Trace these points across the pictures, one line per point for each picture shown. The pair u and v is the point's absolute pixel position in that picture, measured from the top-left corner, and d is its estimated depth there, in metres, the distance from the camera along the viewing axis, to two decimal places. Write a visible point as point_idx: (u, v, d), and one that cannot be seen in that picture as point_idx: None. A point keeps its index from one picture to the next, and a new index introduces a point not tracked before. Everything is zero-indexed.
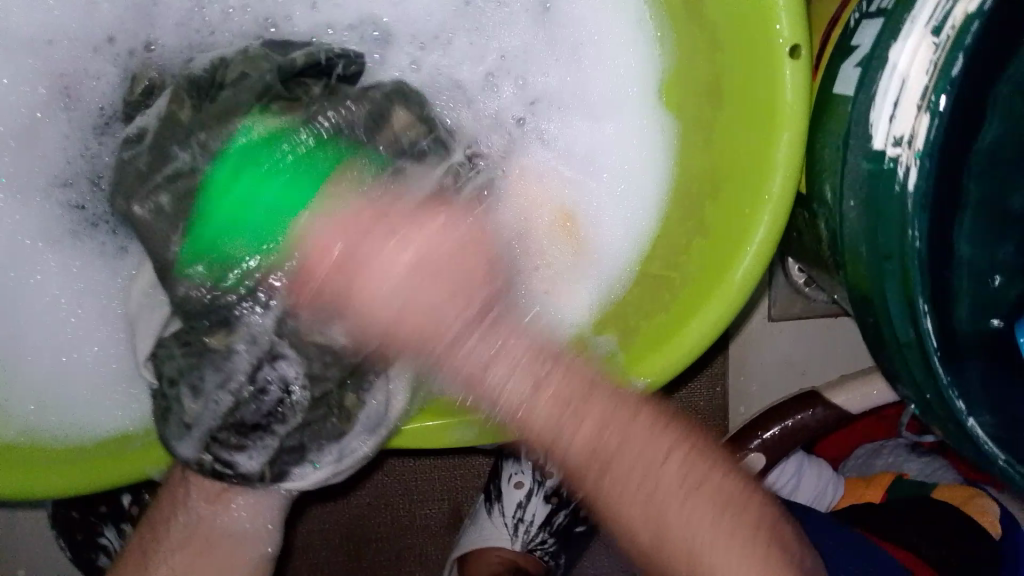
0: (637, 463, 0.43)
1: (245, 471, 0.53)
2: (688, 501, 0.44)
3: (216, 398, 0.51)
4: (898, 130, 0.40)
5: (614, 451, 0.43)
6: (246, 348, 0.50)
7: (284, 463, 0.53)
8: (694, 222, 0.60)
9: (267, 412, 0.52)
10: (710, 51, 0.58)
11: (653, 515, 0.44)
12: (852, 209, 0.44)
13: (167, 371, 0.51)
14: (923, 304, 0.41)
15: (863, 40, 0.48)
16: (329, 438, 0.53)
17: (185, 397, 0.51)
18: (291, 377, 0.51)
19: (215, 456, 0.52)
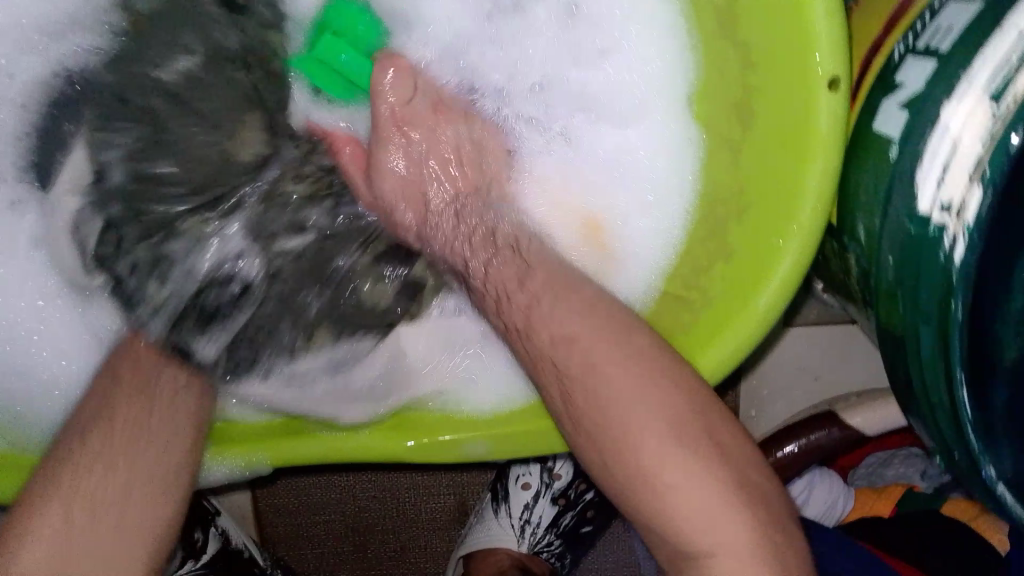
0: (596, 368, 0.49)
1: (201, 358, 0.62)
2: (655, 433, 0.47)
3: (180, 285, 0.65)
4: (945, 196, 0.38)
5: (585, 347, 0.50)
6: (214, 247, 0.67)
7: (237, 356, 0.64)
8: (717, 242, 0.58)
9: (223, 302, 0.66)
10: (741, 70, 0.55)
11: (596, 398, 0.49)
12: (891, 266, 0.43)
13: (119, 270, 0.64)
14: (961, 373, 0.39)
15: (909, 78, 0.46)
16: (277, 350, 0.65)
17: (153, 285, 0.64)
18: (250, 272, 0.67)
19: (177, 343, 0.62)
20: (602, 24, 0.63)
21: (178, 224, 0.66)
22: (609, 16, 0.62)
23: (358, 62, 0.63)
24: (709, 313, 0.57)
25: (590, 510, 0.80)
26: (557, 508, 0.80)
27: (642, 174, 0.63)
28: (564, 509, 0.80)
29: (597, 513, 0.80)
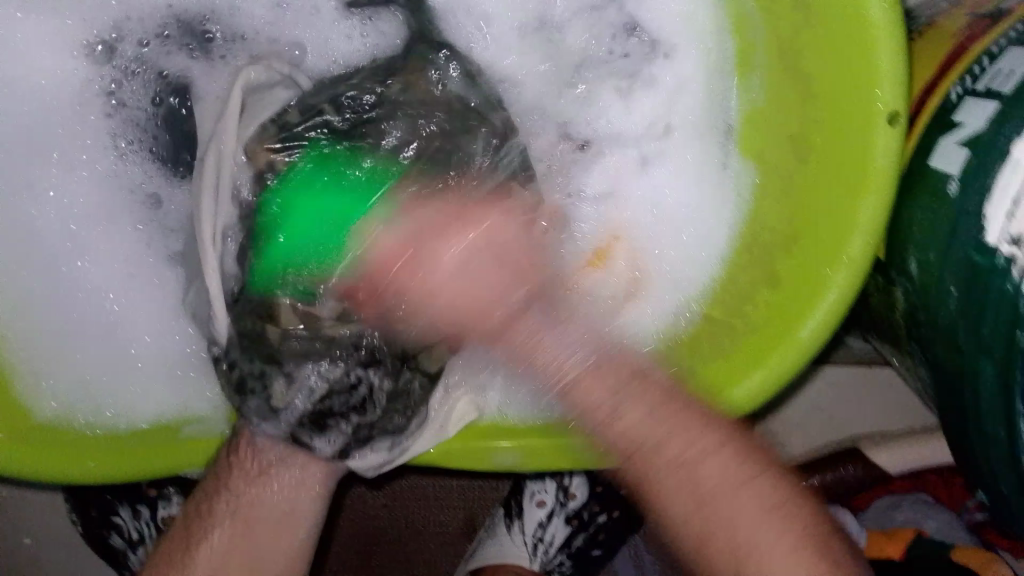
0: (682, 460, 0.48)
1: (319, 450, 0.58)
2: (742, 493, 0.48)
3: (308, 385, 0.55)
4: (1014, 228, 0.40)
5: (669, 437, 0.48)
6: (344, 355, 0.55)
7: (349, 447, 0.58)
8: (764, 269, 0.59)
9: (352, 405, 0.57)
10: (798, 102, 0.57)
11: (708, 508, 0.47)
12: (951, 298, 0.43)
13: (240, 364, 0.55)
14: (1020, 405, 0.40)
15: (969, 118, 0.48)
16: (389, 430, 0.58)
17: (276, 384, 0.55)
18: (377, 382, 0.57)
19: (298, 438, 0.57)
20: (651, 43, 0.65)
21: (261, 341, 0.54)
22: (661, 32, 0.64)
23: (330, 233, 0.52)
24: (751, 338, 0.57)
25: (602, 533, 0.80)
26: (569, 529, 0.80)
27: (674, 201, 0.65)
28: (576, 530, 0.80)
29: (608, 535, 0.80)
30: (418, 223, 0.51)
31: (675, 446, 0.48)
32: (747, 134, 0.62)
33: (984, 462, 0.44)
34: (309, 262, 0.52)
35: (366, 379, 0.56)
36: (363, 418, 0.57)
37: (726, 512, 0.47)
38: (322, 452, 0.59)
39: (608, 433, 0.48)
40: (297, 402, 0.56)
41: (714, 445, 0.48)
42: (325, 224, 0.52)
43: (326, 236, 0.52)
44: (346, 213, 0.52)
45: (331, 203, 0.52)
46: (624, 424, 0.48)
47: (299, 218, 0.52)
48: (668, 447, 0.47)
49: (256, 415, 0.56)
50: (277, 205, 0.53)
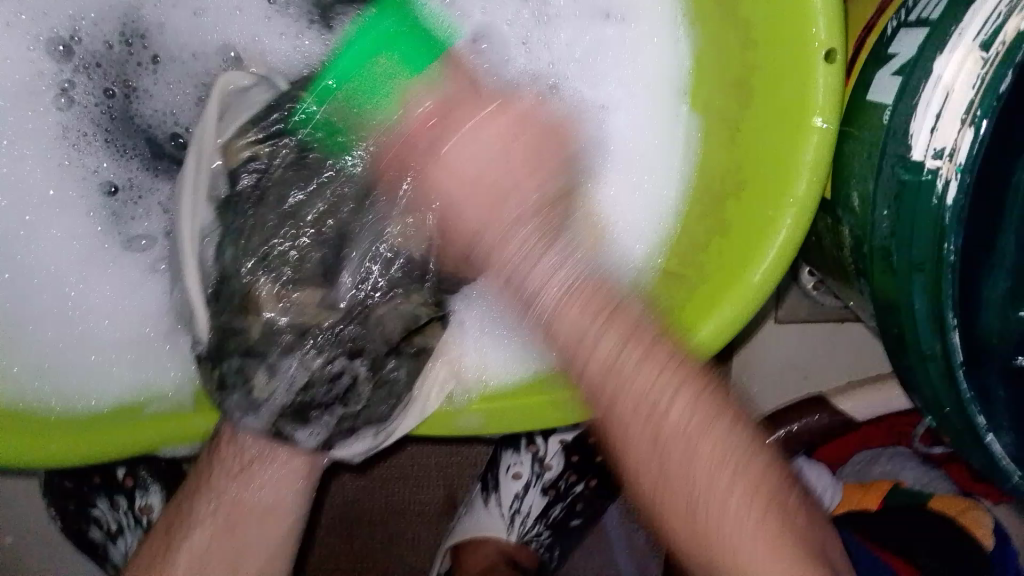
0: (648, 390, 0.45)
1: (301, 443, 0.58)
2: (700, 440, 0.45)
3: (292, 373, 0.56)
4: (939, 142, 0.40)
5: (628, 376, 0.45)
6: (329, 346, 0.57)
7: (333, 438, 0.57)
8: (716, 218, 0.59)
9: (336, 395, 0.57)
10: (739, 50, 0.57)
11: (669, 468, 0.45)
12: (885, 220, 0.44)
13: (227, 362, 0.55)
14: (951, 317, 0.41)
15: (902, 48, 0.48)
16: (380, 415, 0.57)
17: (259, 375, 0.55)
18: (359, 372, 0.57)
19: (279, 429, 0.57)
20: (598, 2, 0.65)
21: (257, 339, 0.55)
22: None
23: (377, 43, 0.54)
24: (704, 286, 0.58)
25: (579, 503, 0.80)
26: (546, 498, 0.80)
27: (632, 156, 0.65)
28: (553, 499, 0.80)
29: (587, 506, 0.81)
30: (459, 89, 0.51)
31: (637, 376, 0.45)
32: (700, 85, 0.62)
33: (927, 383, 0.44)
34: (346, 104, 0.55)
35: (345, 368, 0.57)
36: (347, 409, 0.57)
37: (682, 457, 0.45)
38: (303, 444, 0.58)
39: (581, 361, 0.46)
40: (277, 394, 0.56)
41: (685, 390, 0.45)
42: (360, 50, 0.54)
43: (376, 61, 0.53)
44: (410, 57, 0.53)
45: (400, 44, 0.53)
46: (591, 359, 0.45)
47: (355, 48, 0.55)
48: (632, 382, 0.45)
49: (238, 411, 0.55)
50: (365, 43, 0.54)
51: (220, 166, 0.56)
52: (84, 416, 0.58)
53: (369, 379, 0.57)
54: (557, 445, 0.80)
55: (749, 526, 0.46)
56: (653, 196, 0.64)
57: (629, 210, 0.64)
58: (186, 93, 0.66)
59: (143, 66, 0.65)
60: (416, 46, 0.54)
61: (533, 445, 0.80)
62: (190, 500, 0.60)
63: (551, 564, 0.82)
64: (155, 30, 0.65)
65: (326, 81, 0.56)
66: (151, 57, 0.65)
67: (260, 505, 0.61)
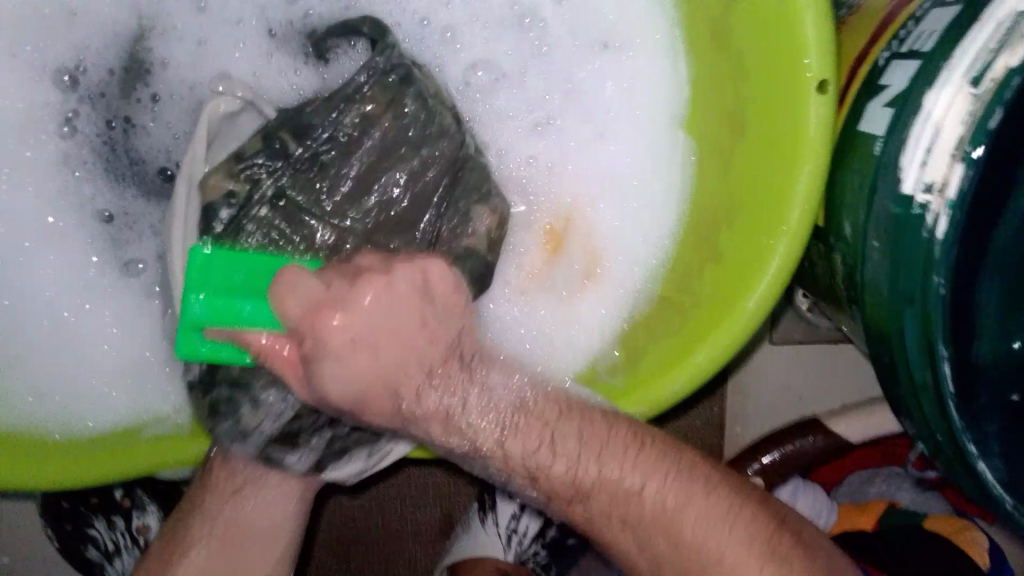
0: (626, 470, 0.49)
1: (290, 466, 0.57)
2: (688, 506, 0.49)
3: (276, 409, 0.54)
4: (929, 176, 0.40)
5: (594, 482, 0.49)
6: None
7: (325, 462, 0.57)
8: (711, 244, 0.60)
9: (321, 424, 0.56)
10: (733, 79, 0.58)
11: (672, 528, 0.49)
12: (875, 247, 0.45)
13: (215, 396, 0.54)
14: (941, 348, 0.41)
15: (893, 81, 0.49)
16: (367, 442, 0.57)
17: (244, 409, 0.54)
18: (348, 399, 0.56)
19: (269, 455, 0.56)
20: (590, 24, 0.65)
21: (246, 377, 0.53)
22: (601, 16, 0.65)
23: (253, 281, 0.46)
24: (700, 313, 0.58)
25: None
26: (542, 519, 0.80)
27: (625, 181, 0.65)
28: (549, 520, 0.81)
29: (582, 525, 0.81)
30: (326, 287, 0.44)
31: (617, 469, 0.49)
32: (691, 112, 0.63)
33: (920, 413, 0.45)
34: (223, 347, 0.45)
35: (335, 401, 0.55)
36: (334, 434, 0.56)
37: (689, 526, 0.49)
38: (296, 468, 0.57)
39: (545, 481, 0.49)
40: (266, 424, 0.55)
41: (658, 470, 0.49)
42: (247, 301, 0.44)
43: (233, 290, 0.45)
44: (264, 276, 0.47)
45: (241, 270, 0.46)
46: (557, 472, 0.48)
47: (234, 278, 0.46)
48: (595, 491, 0.49)
49: (227, 437, 0.55)
50: (204, 294, 0.44)
51: (198, 199, 0.56)
52: (83, 441, 0.58)
53: (353, 409, 0.56)
54: None
55: (738, 549, 0.48)
56: (646, 222, 0.65)
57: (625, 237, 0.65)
58: (181, 129, 0.66)
59: (142, 104, 0.65)
60: (215, 289, 0.45)
61: None
62: (185, 523, 0.60)
63: None
64: (158, 67, 0.65)
65: (198, 269, 0.45)
66: (151, 95, 0.65)
67: (256, 530, 0.61)
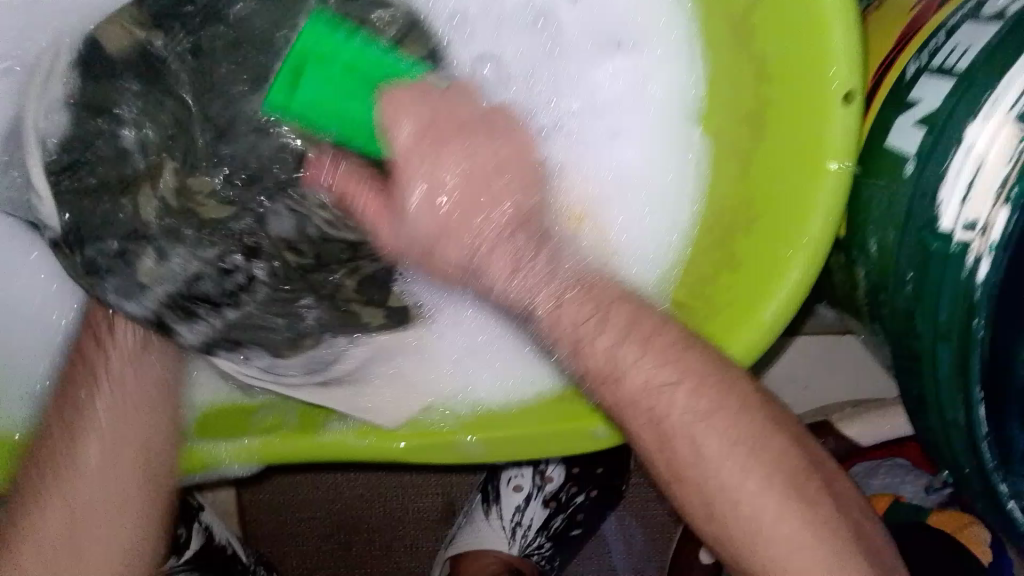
0: (648, 385, 0.47)
1: (181, 340, 0.59)
2: (705, 425, 0.47)
3: (181, 262, 0.59)
4: (969, 214, 0.39)
5: (629, 367, 0.47)
6: (269, 278, 0.62)
7: (216, 344, 0.60)
8: (724, 248, 0.58)
9: (228, 291, 0.60)
10: (753, 81, 0.56)
11: (687, 449, 0.47)
12: (909, 279, 0.43)
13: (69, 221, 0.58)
14: (978, 390, 0.40)
15: (926, 96, 0.47)
16: (262, 344, 0.60)
17: (146, 257, 0.59)
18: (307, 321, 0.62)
19: (159, 316, 0.58)
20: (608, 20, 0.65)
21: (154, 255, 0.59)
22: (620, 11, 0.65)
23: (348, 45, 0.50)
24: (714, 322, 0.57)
25: (580, 513, 0.80)
26: (547, 511, 0.81)
27: (638, 180, 0.65)
28: (554, 512, 0.81)
29: (587, 516, 0.80)
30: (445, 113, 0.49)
31: (633, 359, 0.47)
32: (708, 111, 0.61)
33: (946, 444, 0.44)
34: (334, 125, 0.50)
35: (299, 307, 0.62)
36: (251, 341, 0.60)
37: (704, 462, 0.46)
38: (189, 343, 0.60)
39: (588, 351, 0.48)
40: (158, 283, 0.59)
41: (695, 372, 0.47)
42: (341, 94, 0.49)
43: (363, 77, 0.50)
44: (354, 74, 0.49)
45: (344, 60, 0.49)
46: (596, 357, 0.48)
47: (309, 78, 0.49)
48: (631, 377, 0.47)
49: (115, 293, 0.58)
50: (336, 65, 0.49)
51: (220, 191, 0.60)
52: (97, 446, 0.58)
53: (329, 310, 0.62)
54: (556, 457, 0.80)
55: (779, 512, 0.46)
56: (659, 220, 0.64)
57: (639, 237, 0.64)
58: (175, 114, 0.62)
59: None
60: (338, 76, 0.49)
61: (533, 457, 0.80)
62: None
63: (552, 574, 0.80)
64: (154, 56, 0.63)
65: (295, 80, 0.49)
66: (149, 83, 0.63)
67: None
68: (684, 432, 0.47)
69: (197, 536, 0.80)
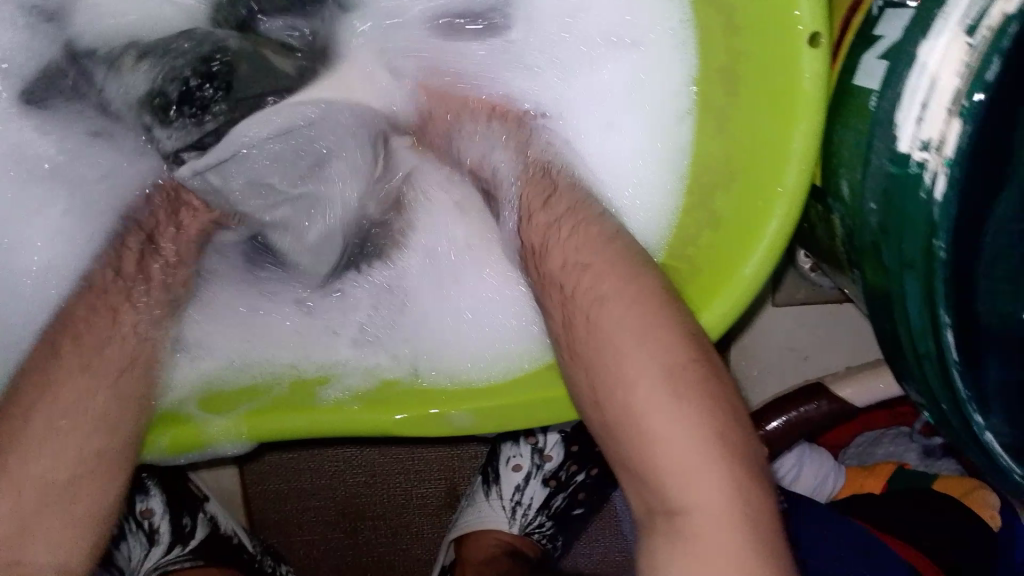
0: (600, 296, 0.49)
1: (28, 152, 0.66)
2: (645, 349, 0.46)
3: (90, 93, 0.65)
4: (925, 133, 0.38)
5: (598, 291, 0.49)
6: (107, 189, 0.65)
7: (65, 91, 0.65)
8: (711, 203, 0.58)
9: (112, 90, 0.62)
10: (725, 34, 0.56)
11: (614, 370, 0.46)
12: (872, 212, 0.42)
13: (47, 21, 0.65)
14: (944, 315, 0.39)
15: (889, 30, 0.46)
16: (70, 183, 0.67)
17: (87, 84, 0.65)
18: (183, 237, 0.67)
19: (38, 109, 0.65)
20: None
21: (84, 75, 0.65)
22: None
23: None
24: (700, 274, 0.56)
25: (581, 492, 0.80)
26: (547, 489, 0.80)
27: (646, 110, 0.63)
28: (555, 490, 0.80)
29: (588, 495, 0.80)
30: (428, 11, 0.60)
31: (604, 289, 0.49)
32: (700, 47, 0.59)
33: (922, 381, 0.43)
34: None
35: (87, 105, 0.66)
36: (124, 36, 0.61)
37: (626, 369, 0.46)
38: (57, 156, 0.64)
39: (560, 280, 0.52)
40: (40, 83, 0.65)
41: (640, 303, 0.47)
42: None
43: None
44: None
45: None
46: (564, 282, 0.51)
47: None
48: (595, 298, 0.49)
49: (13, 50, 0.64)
50: None
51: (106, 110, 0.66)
52: None
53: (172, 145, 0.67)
54: (557, 435, 0.79)
55: (697, 464, 0.44)
56: (656, 161, 0.62)
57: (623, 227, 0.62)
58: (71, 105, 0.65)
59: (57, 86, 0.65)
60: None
61: (532, 436, 0.79)
62: None
63: (554, 552, 0.82)
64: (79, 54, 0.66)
65: None
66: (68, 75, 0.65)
67: None
68: (633, 375, 0.46)
69: (203, 525, 0.81)
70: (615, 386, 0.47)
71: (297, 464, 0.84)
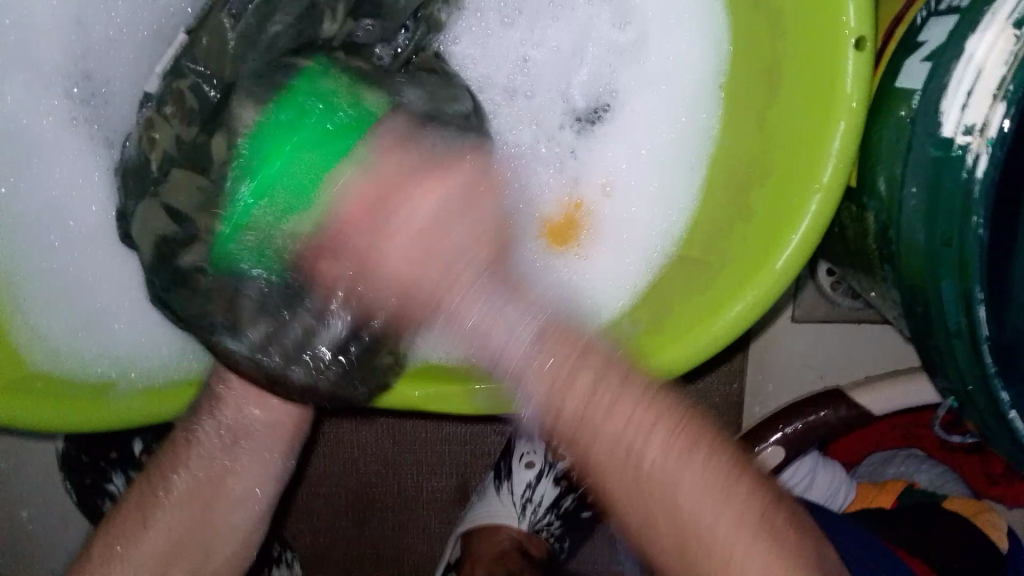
0: (618, 433, 0.42)
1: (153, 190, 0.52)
2: (697, 497, 0.42)
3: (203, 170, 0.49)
4: (969, 119, 0.40)
5: (598, 424, 0.42)
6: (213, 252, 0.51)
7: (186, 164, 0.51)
8: (721, 232, 0.59)
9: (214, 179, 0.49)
10: (768, 39, 0.57)
11: (669, 510, 0.42)
12: (912, 194, 0.44)
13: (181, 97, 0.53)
14: (979, 292, 0.41)
15: (931, 36, 0.48)
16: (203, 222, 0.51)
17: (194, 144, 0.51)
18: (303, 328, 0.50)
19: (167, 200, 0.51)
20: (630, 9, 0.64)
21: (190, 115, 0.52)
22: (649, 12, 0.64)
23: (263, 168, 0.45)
24: (678, 310, 0.57)
25: (591, 494, 0.80)
26: (558, 489, 0.81)
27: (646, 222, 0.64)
28: (565, 491, 0.81)
29: (597, 499, 0.81)
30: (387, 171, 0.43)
31: (610, 413, 0.42)
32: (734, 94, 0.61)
33: (950, 364, 0.45)
34: (269, 214, 0.45)
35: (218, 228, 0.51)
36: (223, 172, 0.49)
37: (670, 489, 0.42)
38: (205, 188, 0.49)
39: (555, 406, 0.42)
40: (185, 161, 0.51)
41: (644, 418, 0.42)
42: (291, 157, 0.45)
43: (303, 172, 0.44)
44: (323, 146, 0.44)
45: (279, 147, 0.46)
46: (566, 406, 0.42)
47: (279, 156, 0.45)
48: (602, 429, 0.42)
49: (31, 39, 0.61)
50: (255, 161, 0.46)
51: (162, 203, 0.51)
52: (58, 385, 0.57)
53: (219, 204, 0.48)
54: None
55: (766, 574, 0.42)
56: (655, 213, 0.64)
57: (631, 222, 0.65)
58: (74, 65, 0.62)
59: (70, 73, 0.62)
60: (316, 146, 0.44)
61: (547, 436, 0.80)
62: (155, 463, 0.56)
63: (561, 553, 0.83)
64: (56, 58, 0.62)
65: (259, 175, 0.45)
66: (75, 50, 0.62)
67: None
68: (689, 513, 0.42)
69: None
70: (669, 543, 0.43)
71: (309, 446, 0.84)
